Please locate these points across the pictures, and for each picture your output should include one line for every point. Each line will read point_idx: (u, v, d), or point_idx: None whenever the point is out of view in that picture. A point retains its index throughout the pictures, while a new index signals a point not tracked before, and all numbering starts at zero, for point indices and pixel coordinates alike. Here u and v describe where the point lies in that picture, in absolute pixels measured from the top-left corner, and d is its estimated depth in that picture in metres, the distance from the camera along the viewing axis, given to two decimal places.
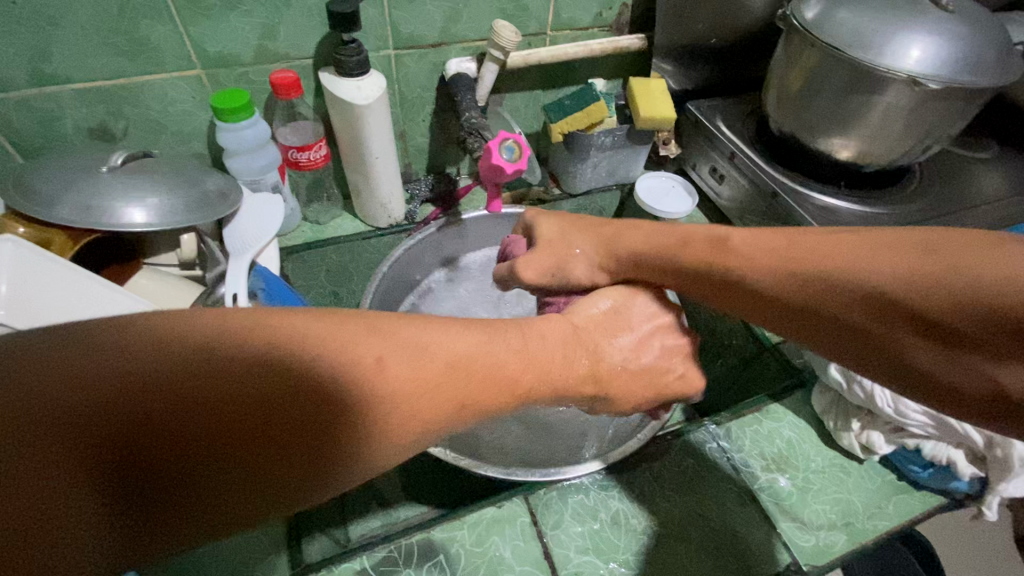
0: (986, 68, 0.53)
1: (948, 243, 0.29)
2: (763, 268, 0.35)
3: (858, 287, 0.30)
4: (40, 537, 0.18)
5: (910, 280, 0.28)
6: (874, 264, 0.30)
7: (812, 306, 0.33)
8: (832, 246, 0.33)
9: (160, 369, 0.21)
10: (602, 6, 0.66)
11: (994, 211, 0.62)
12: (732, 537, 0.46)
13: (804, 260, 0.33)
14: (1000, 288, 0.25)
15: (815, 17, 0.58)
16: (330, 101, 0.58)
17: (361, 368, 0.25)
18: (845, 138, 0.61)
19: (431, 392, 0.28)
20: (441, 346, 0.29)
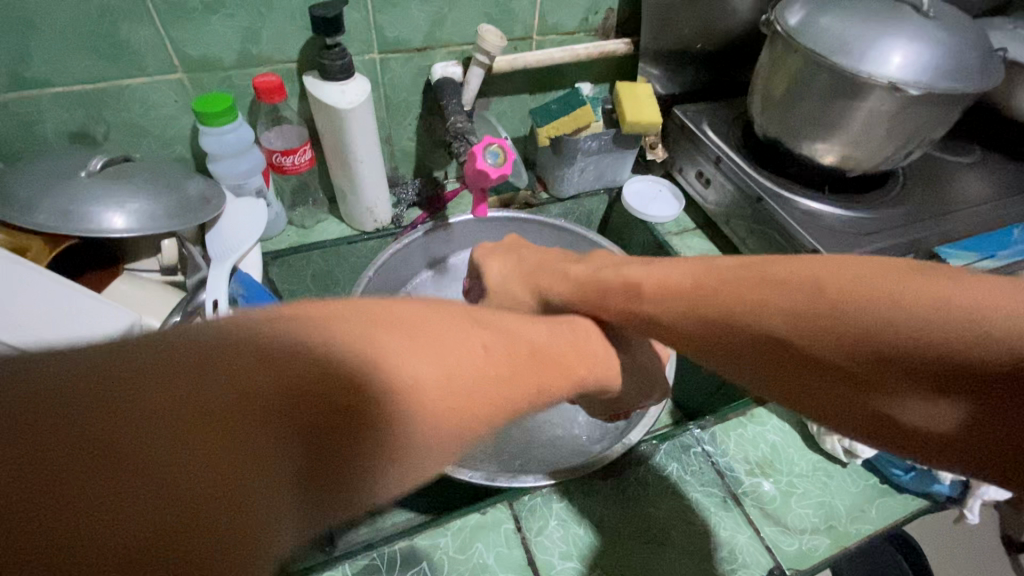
0: (966, 74, 0.53)
1: (849, 272, 0.28)
2: (664, 306, 0.35)
3: (793, 331, 0.29)
4: (257, 509, 0.18)
5: (800, 322, 0.28)
6: (764, 303, 0.30)
7: (707, 337, 0.32)
8: (752, 282, 0.31)
9: (317, 353, 0.21)
10: (588, 10, 0.66)
11: (976, 215, 0.62)
12: (715, 542, 0.46)
13: (702, 298, 0.33)
14: (892, 330, 0.26)
15: (798, 23, 0.58)
16: (314, 105, 0.58)
17: (468, 351, 0.26)
18: (829, 144, 0.61)
19: (520, 370, 0.29)
20: (519, 333, 0.31)
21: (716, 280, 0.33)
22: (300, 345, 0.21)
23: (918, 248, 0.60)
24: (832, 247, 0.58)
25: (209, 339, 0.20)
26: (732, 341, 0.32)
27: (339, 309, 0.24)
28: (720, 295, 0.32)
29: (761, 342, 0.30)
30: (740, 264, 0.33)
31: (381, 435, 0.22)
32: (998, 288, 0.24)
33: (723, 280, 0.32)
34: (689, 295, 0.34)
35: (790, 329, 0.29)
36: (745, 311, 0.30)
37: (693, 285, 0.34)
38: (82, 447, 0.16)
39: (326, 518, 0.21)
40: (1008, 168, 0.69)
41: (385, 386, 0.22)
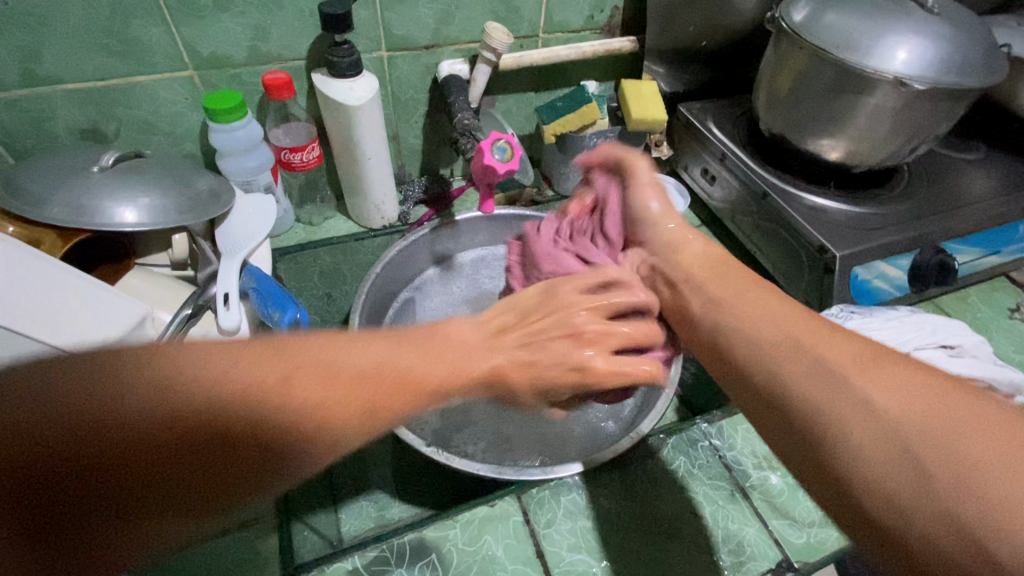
0: (971, 69, 0.53)
1: (918, 377, 0.32)
2: (750, 331, 0.40)
3: (830, 393, 0.33)
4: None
5: (849, 381, 0.33)
6: (837, 359, 0.35)
7: (770, 363, 0.38)
8: (828, 340, 0.36)
9: (84, 412, 0.24)
10: (593, 8, 0.66)
11: (981, 210, 0.63)
12: (724, 535, 0.46)
13: (791, 337, 0.38)
14: (915, 421, 0.30)
15: (803, 19, 0.58)
16: (323, 101, 0.58)
17: (267, 393, 0.29)
18: (834, 140, 0.61)
19: (335, 403, 0.31)
20: (349, 363, 0.33)
21: (801, 331, 0.38)
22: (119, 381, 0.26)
23: (924, 242, 0.60)
24: (839, 242, 0.58)
25: (72, 377, 0.25)
26: (777, 382, 0.36)
27: (135, 362, 0.27)
28: (801, 337, 0.37)
29: (802, 388, 0.35)
30: (833, 330, 0.38)
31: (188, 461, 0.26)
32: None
33: (801, 333, 0.38)
34: (770, 338, 0.39)
35: (852, 389, 0.33)
36: (815, 360, 0.36)
37: (776, 334, 0.39)
38: None
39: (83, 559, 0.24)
40: (1014, 163, 0.69)
41: (144, 439, 0.25)
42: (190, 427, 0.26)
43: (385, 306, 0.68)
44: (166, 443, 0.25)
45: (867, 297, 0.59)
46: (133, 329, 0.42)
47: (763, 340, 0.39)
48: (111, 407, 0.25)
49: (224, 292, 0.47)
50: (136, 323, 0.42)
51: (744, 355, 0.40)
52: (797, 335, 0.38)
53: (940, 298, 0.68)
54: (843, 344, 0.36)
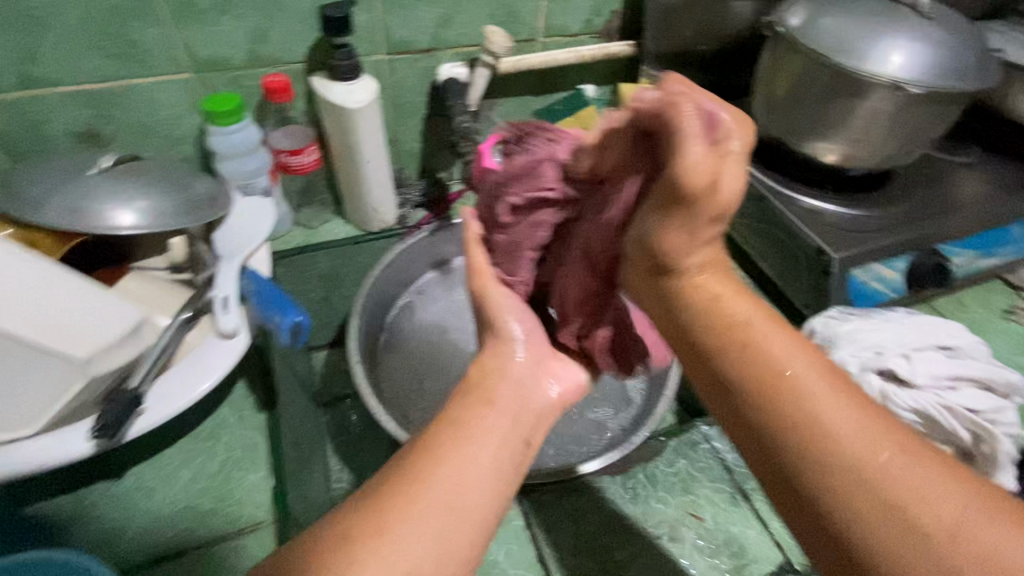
0: (965, 72, 0.54)
1: None
2: (810, 444, 0.30)
3: (921, 557, 0.26)
4: None
5: (952, 556, 0.25)
6: (938, 512, 0.26)
7: (834, 501, 0.28)
8: (922, 478, 0.27)
9: None
10: (592, 13, 0.67)
11: (976, 214, 0.63)
12: (726, 538, 0.46)
13: (869, 465, 0.28)
14: None
15: (800, 24, 0.59)
16: (321, 104, 0.58)
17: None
18: (830, 143, 0.62)
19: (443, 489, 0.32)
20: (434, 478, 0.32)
21: (899, 476, 0.27)
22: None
23: (920, 245, 0.61)
24: (836, 245, 0.58)
25: None
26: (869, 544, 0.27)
27: None
28: (884, 473, 0.28)
29: (887, 547, 0.26)
30: (932, 467, 0.28)
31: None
32: None
33: (903, 479, 0.27)
34: (841, 458, 0.29)
35: (959, 564, 0.25)
36: (924, 534, 0.26)
37: (861, 460, 0.28)
38: None
39: None
40: (1008, 167, 0.70)
41: None
42: None
43: (383, 309, 0.68)
44: None
45: (865, 300, 0.59)
46: (129, 332, 0.42)
47: (844, 478, 0.28)
48: None
49: (222, 295, 0.47)
50: (132, 327, 0.42)
51: (819, 492, 0.29)
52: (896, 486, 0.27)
53: (936, 301, 0.69)
54: (958, 500, 0.26)
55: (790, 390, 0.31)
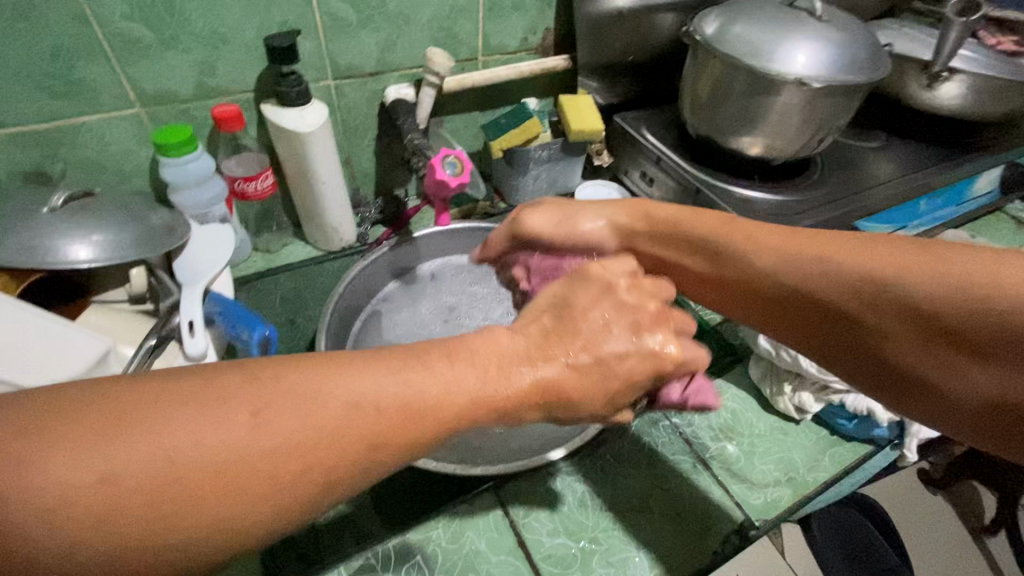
0: (858, 66, 0.61)
1: (859, 251, 0.39)
2: (714, 251, 0.47)
3: (792, 286, 0.42)
4: (92, 432, 0.22)
5: (795, 269, 0.42)
6: (775, 253, 0.43)
7: (740, 274, 0.45)
8: (774, 237, 0.44)
9: (41, 415, 0.22)
10: (527, 31, 0.71)
11: (886, 191, 0.70)
12: (690, 504, 0.49)
13: (743, 238, 0.45)
14: (849, 280, 0.38)
15: (714, 32, 0.65)
16: (274, 131, 0.60)
17: (210, 454, 0.23)
18: (753, 136, 0.68)
19: (335, 438, 0.26)
20: (343, 393, 0.27)
21: (811, 261, 0.41)
22: (65, 438, 0.22)
23: (839, 223, 0.67)
24: (765, 228, 0.64)
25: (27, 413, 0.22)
26: (818, 321, 0.41)
27: (92, 394, 0.23)
28: (748, 237, 0.45)
29: (773, 282, 0.43)
30: (839, 240, 0.41)
31: (210, 528, 0.23)
32: (966, 263, 0.34)
33: (833, 258, 0.40)
34: (729, 245, 0.46)
35: (801, 275, 0.41)
36: (844, 281, 0.39)
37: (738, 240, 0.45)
38: (8, 421, 0.22)
39: (97, 457, 0.22)
40: (910, 148, 0.78)
41: (128, 409, 0.23)
42: (148, 399, 0.24)
43: (350, 325, 0.69)
44: (112, 413, 0.23)
45: None
46: (97, 362, 0.42)
47: (786, 285, 0.42)
48: (104, 402, 0.23)
49: (187, 319, 0.48)
50: (98, 357, 0.42)
51: (790, 297, 0.42)
52: (811, 274, 0.41)
53: None
54: (859, 250, 0.39)
55: (734, 241, 0.46)
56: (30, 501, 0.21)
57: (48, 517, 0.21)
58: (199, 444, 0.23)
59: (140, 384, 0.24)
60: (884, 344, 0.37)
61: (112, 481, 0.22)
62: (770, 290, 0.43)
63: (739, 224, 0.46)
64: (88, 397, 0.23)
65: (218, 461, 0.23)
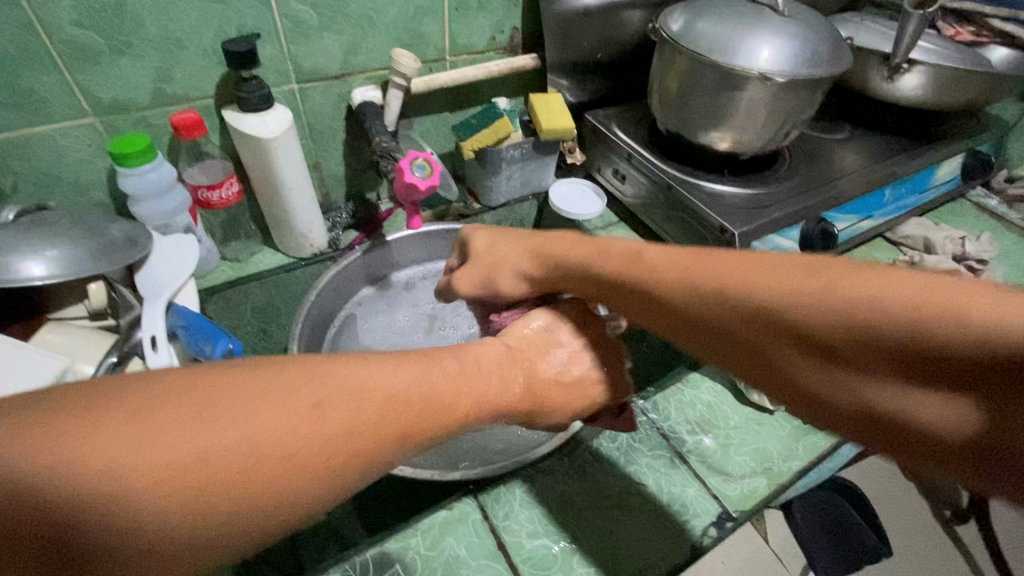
0: (821, 60, 0.62)
1: (772, 268, 0.31)
2: (621, 275, 0.39)
3: (698, 309, 0.33)
4: (201, 413, 0.24)
5: (702, 292, 0.33)
6: (678, 275, 0.35)
7: (643, 297, 0.37)
8: (678, 258, 0.36)
9: (152, 396, 0.24)
10: (494, 30, 0.71)
11: (851, 181, 0.72)
12: (669, 499, 0.50)
13: (644, 263, 0.38)
14: (767, 301, 0.30)
15: (680, 29, 0.66)
16: (237, 138, 0.59)
17: (295, 434, 0.26)
18: (721, 131, 0.68)
19: (387, 422, 0.29)
20: (390, 385, 0.31)
21: (724, 277, 0.33)
22: (175, 418, 0.24)
23: (807, 214, 0.68)
24: (736, 221, 0.65)
25: (135, 397, 0.24)
26: (737, 351, 0.32)
27: (188, 379, 0.25)
28: (655, 261, 0.37)
29: (678, 306, 0.35)
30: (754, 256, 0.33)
31: (278, 507, 0.26)
32: (902, 278, 0.27)
33: (749, 274, 0.32)
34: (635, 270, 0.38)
35: (712, 295, 0.33)
36: (762, 301, 0.30)
37: (643, 262, 0.38)
38: (119, 404, 0.24)
39: (209, 435, 0.24)
40: (873, 139, 0.80)
41: (227, 392, 0.26)
42: (241, 385, 0.26)
43: (323, 332, 0.68)
44: (211, 396, 0.25)
45: None
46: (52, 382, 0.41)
47: (692, 309, 0.34)
48: (204, 386, 0.25)
49: (149, 334, 0.47)
50: (53, 378, 0.41)
51: (701, 325, 0.33)
52: (724, 293, 0.32)
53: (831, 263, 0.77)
54: (774, 267, 0.31)
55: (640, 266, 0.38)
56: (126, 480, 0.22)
57: (165, 489, 0.23)
58: (268, 432, 0.25)
59: (227, 371, 0.27)
60: (818, 377, 0.28)
61: (221, 456, 0.24)
62: (678, 312, 0.34)
63: (645, 258, 0.38)
64: (155, 388, 0.25)
65: (303, 439, 0.26)
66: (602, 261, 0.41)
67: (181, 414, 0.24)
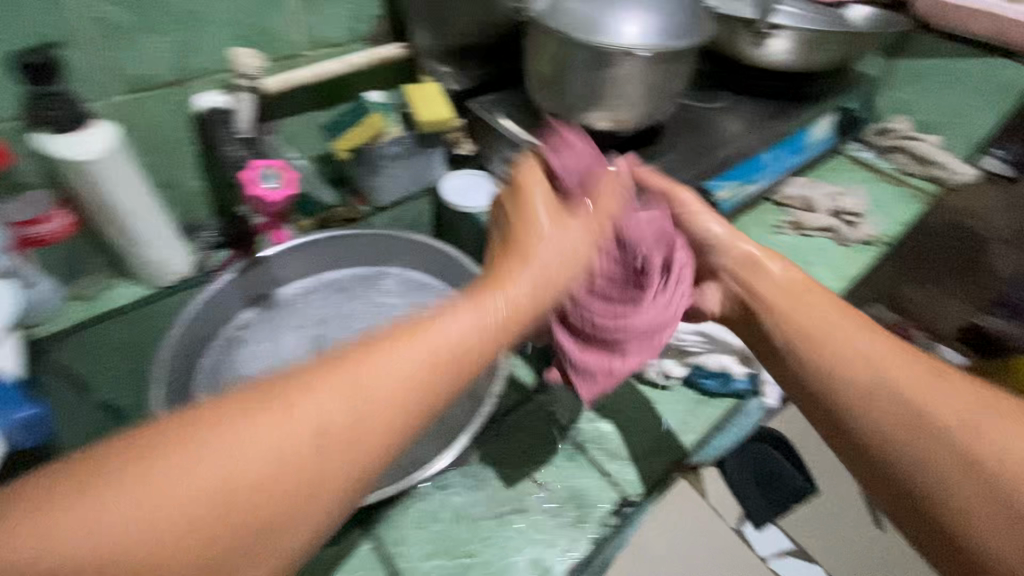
0: (683, 29, 0.62)
1: (953, 388, 0.38)
2: (797, 330, 0.45)
3: (877, 391, 0.40)
4: (74, 496, 0.24)
5: (888, 379, 0.40)
6: (869, 357, 0.42)
7: (818, 364, 0.43)
8: (870, 341, 0.43)
9: (37, 491, 0.24)
10: (351, 20, 0.66)
11: (731, 149, 0.73)
12: (568, 493, 0.49)
13: (830, 336, 0.44)
14: (941, 416, 0.37)
15: (545, 7, 0.64)
16: (51, 163, 0.52)
17: (188, 507, 0.25)
18: (600, 111, 0.67)
19: (292, 469, 0.28)
20: (301, 420, 0.29)
21: (909, 378, 0.39)
22: (52, 507, 0.23)
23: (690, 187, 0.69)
24: None
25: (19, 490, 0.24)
26: (887, 434, 0.38)
27: (76, 465, 0.25)
28: (841, 329, 0.44)
29: (859, 383, 0.41)
30: (938, 371, 0.40)
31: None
32: None
33: (933, 385, 0.39)
34: (817, 335, 0.44)
35: (896, 387, 0.39)
36: (938, 412, 0.37)
37: (819, 329, 0.44)
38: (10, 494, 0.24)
39: (82, 529, 0.23)
40: (751, 105, 0.82)
41: (110, 474, 0.25)
42: (125, 462, 0.25)
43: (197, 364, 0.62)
44: (88, 479, 0.25)
45: None
46: None
47: (869, 388, 0.40)
48: (80, 473, 0.25)
49: None
50: None
51: (861, 408, 0.40)
52: (907, 391, 0.39)
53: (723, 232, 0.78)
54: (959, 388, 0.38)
55: (813, 333, 0.45)
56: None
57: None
58: (173, 505, 0.25)
59: (111, 448, 0.26)
60: (947, 488, 0.35)
61: (97, 548, 0.23)
62: (852, 377, 0.41)
63: (819, 316, 0.45)
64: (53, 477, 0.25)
65: (188, 515, 0.25)
66: (766, 309, 0.49)
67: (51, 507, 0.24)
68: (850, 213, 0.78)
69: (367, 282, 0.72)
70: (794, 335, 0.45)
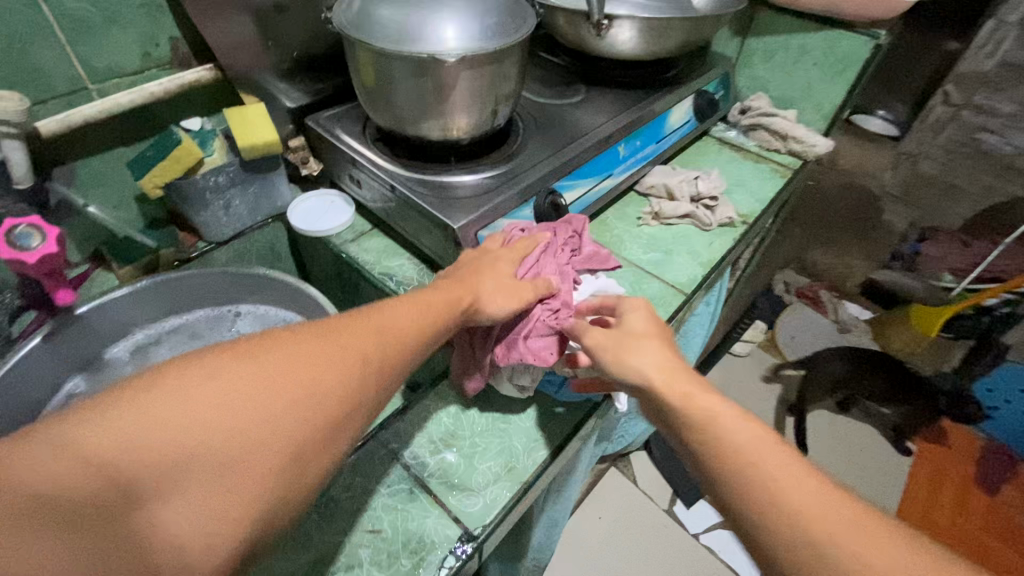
0: (501, 32, 0.59)
1: (888, 544, 0.31)
2: (718, 443, 0.36)
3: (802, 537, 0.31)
4: (119, 428, 0.25)
5: (815, 521, 0.32)
6: (793, 486, 0.33)
7: (742, 492, 0.34)
8: (793, 464, 0.34)
9: (77, 433, 0.25)
10: (144, 44, 0.62)
11: (583, 145, 0.70)
12: (406, 539, 0.46)
13: (751, 458, 0.35)
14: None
15: (355, 18, 0.60)
16: None
17: (240, 430, 0.28)
18: (432, 121, 0.63)
19: (317, 395, 0.31)
20: (312, 351, 0.32)
21: (837, 522, 0.31)
22: (103, 427, 0.25)
23: (536, 188, 0.66)
24: (456, 214, 0.61)
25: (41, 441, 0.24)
26: None
27: (110, 401, 0.26)
28: (760, 448, 0.35)
29: (780, 524, 0.32)
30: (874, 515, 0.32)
31: (235, 507, 0.27)
32: None
33: (861, 535, 0.31)
34: (738, 451, 0.35)
35: (822, 535, 0.31)
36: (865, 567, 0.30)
37: (738, 444, 0.36)
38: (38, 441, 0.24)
39: (143, 452, 0.25)
40: (605, 96, 0.81)
41: (149, 399, 0.27)
42: (158, 391, 0.27)
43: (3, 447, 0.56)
44: (130, 402, 0.26)
45: None
46: None
47: (794, 530, 0.32)
48: (118, 407, 0.26)
49: None
50: None
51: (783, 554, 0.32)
52: (839, 541, 0.31)
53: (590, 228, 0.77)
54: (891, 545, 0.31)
55: (733, 447, 0.36)
56: (153, 464, 0.25)
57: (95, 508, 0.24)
58: (223, 430, 0.27)
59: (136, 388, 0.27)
60: None
61: (156, 466, 0.25)
62: (774, 508, 0.33)
63: (737, 427, 0.37)
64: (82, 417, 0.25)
65: (227, 436, 0.27)
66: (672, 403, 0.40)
67: (105, 446, 0.25)
68: (708, 198, 0.78)
69: (217, 323, 0.69)
70: (708, 444, 0.37)
